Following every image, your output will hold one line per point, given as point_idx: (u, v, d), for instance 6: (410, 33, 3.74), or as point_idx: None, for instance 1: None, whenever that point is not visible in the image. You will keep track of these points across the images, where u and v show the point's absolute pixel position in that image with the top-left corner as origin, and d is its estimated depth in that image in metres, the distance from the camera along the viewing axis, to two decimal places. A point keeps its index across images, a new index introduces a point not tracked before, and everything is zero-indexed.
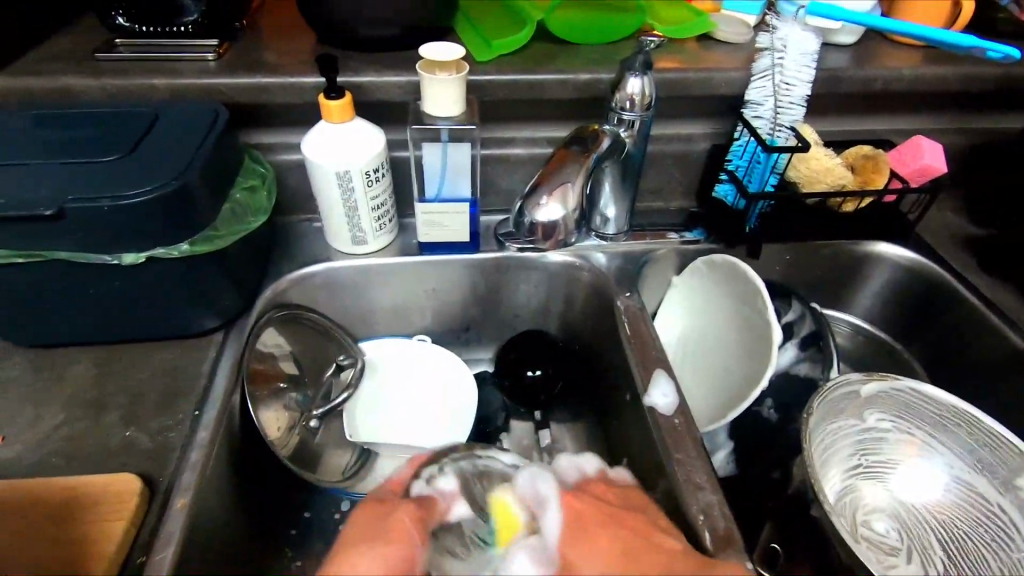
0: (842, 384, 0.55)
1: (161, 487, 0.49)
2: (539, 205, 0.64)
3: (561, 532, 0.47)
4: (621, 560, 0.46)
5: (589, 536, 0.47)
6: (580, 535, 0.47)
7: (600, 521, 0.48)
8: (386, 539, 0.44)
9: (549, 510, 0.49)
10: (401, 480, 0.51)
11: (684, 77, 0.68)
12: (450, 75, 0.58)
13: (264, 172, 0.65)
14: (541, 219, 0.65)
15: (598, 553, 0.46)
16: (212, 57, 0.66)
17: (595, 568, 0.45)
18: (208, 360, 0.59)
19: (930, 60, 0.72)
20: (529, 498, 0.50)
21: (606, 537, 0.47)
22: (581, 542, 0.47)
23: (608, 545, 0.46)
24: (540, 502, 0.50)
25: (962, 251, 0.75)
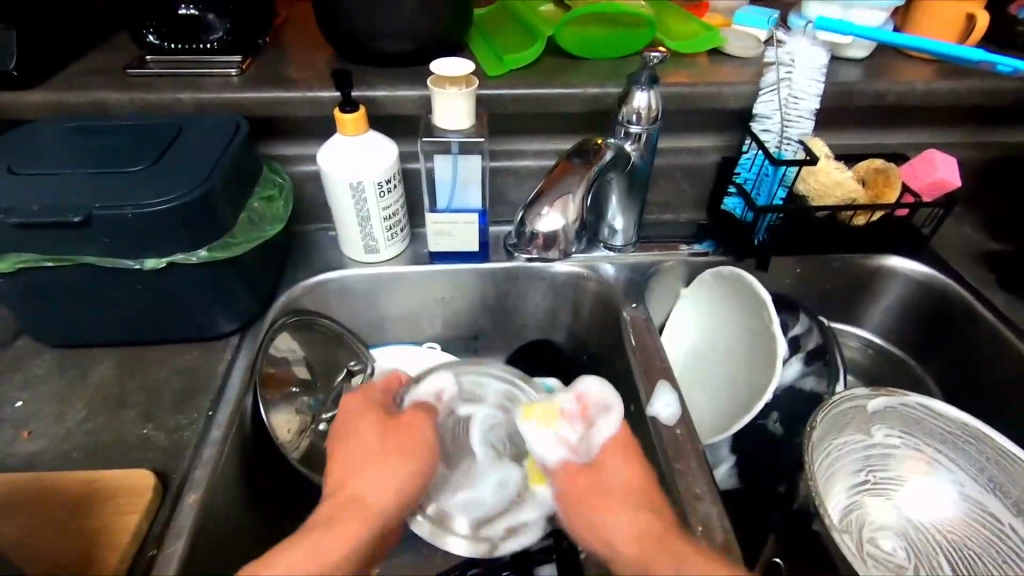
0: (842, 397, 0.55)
1: (174, 483, 0.50)
2: (540, 214, 0.65)
3: (608, 440, 0.54)
4: (629, 498, 0.50)
5: (619, 454, 0.53)
6: (620, 454, 0.53)
7: (636, 456, 0.53)
8: (398, 429, 0.56)
9: (611, 416, 0.56)
10: (378, 393, 0.59)
11: (693, 91, 0.69)
12: (459, 90, 0.60)
13: (282, 183, 0.68)
14: (542, 228, 0.66)
15: (622, 466, 0.52)
16: (235, 72, 0.69)
17: (618, 479, 0.52)
18: (223, 362, 0.61)
19: (943, 74, 0.72)
20: (594, 402, 0.57)
21: (628, 465, 0.52)
22: (592, 486, 0.52)
23: (626, 475, 0.52)
24: (603, 407, 0.56)
25: (978, 268, 0.74)
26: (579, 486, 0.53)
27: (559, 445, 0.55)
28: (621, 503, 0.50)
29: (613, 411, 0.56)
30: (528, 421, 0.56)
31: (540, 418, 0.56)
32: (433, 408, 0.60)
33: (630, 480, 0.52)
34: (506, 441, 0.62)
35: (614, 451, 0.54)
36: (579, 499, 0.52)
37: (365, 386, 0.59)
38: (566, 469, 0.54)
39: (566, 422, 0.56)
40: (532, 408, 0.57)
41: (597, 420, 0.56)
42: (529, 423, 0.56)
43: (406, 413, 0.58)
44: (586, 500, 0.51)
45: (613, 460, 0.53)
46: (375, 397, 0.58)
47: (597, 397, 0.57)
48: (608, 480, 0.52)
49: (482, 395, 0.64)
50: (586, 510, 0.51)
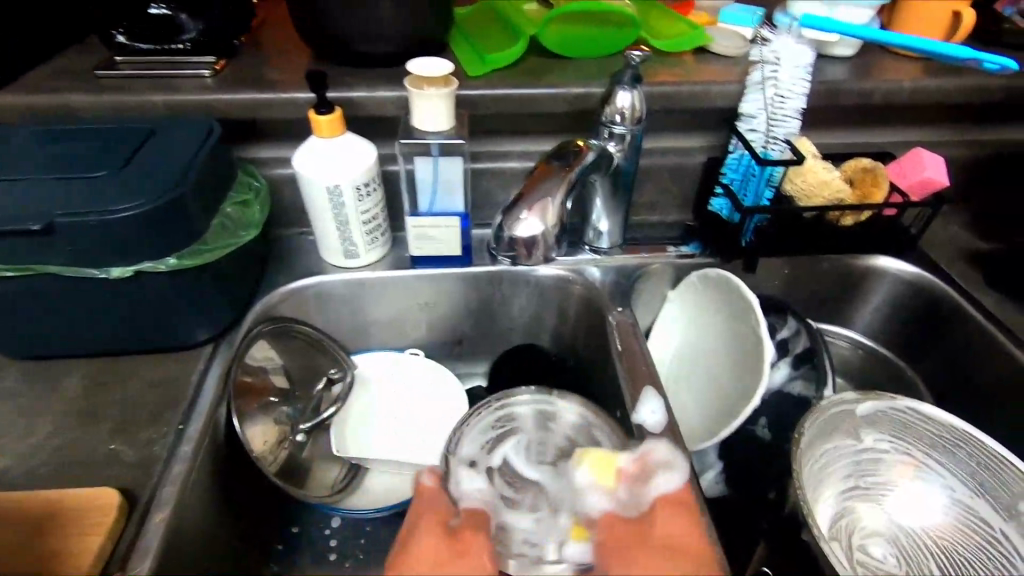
0: (830, 403, 0.53)
1: (141, 501, 0.48)
2: (520, 219, 0.63)
3: (669, 494, 0.47)
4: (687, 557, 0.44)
5: (675, 519, 0.46)
6: (676, 508, 0.47)
7: (688, 515, 0.46)
8: (455, 539, 0.44)
9: (669, 472, 0.49)
10: (438, 502, 0.46)
11: (678, 91, 0.68)
12: (438, 90, 0.58)
13: (259, 186, 0.66)
14: (521, 234, 0.64)
15: (674, 520, 0.46)
16: (209, 73, 0.67)
17: (676, 532, 0.45)
18: (196, 373, 0.59)
19: (930, 72, 0.71)
20: (659, 459, 0.50)
21: (684, 522, 0.46)
22: (633, 542, 0.44)
23: (671, 534, 0.45)
24: (667, 464, 0.50)
25: (968, 267, 0.73)
26: (621, 543, 0.45)
27: (601, 499, 0.47)
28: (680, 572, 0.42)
29: (675, 468, 0.50)
30: (584, 479, 0.49)
31: (613, 472, 0.49)
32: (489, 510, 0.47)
33: (684, 538, 0.45)
34: (550, 450, 0.55)
35: (666, 510, 0.46)
36: (620, 553, 0.44)
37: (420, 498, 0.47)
38: (606, 521, 0.46)
39: (619, 480, 0.48)
40: (585, 454, 0.51)
41: (653, 474, 0.49)
42: (591, 468, 0.49)
43: (463, 523, 0.45)
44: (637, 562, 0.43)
45: (658, 519, 0.46)
46: (439, 501, 0.46)
47: (662, 457, 0.51)
48: (654, 544, 0.44)
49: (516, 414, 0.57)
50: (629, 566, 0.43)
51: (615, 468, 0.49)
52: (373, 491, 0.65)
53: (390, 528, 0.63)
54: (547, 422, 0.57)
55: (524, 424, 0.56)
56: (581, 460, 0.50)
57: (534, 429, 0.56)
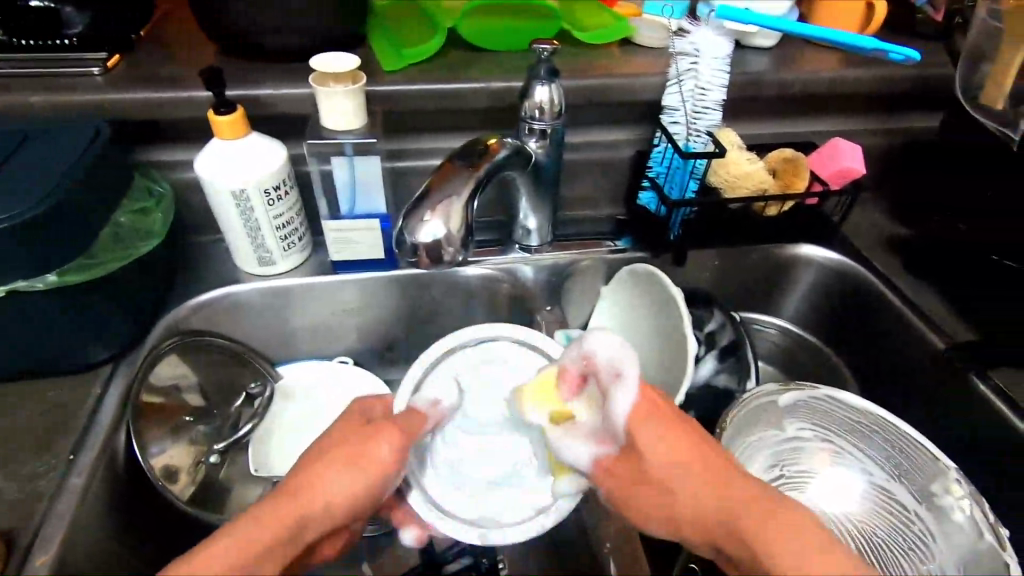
0: (750, 393, 0.54)
1: (21, 543, 0.45)
2: (421, 220, 0.50)
3: (633, 408, 0.42)
4: (687, 467, 0.40)
5: (664, 433, 0.41)
6: (650, 422, 0.42)
7: (665, 417, 0.42)
8: (367, 428, 0.44)
9: (624, 385, 0.43)
10: (360, 418, 0.46)
11: (600, 84, 0.67)
12: (345, 86, 0.56)
13: (160, 192, 0.62)
14: (423, 238, 0.50)
15: (660, 438, 0.41)
16: (98, 71, 0.62)
17: (662, 458, 0.41)
18: (92, 398, 0.55)
19: (846, 62, 0.72)
20: (604, 368, 0.45)
21: (666, 429, 0.41)
22: (634, 478, 0.42)
23: (665, 446, 0.41)
24: (615, 373, 0.44)
25: (887, 253, 0.75)
26: (626, 479, 0.43)
27: (581, 445, 0.45)
28: (687, 482, 0.40)
29: (624, 373, 0.43)
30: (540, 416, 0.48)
31: (563, 406, 0.47)
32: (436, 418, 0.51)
33: (674, 453, 0.41)
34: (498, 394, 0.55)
35: (641, 425, 0.42)
36: (624, 489, 0.43)
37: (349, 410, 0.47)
38: (602, 467, 0.44)
39: (568, 400, 0.47)
40: (525, 392, 0.49)
41: (608, 390, 0.43)
42: (541, 404, 0.48)
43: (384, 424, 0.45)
44: (644, 494, 0.42)
45: (645, 437, 0.41)
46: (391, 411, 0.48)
47: (608, 357, 0.45)
48: (652, 463, 0.41)
49: (459, 369, 0.57)
50: (640, 501, 0.42)
51: (563, 383, 0.48)
52: None
53: None
54: (483, 363, 0.58)
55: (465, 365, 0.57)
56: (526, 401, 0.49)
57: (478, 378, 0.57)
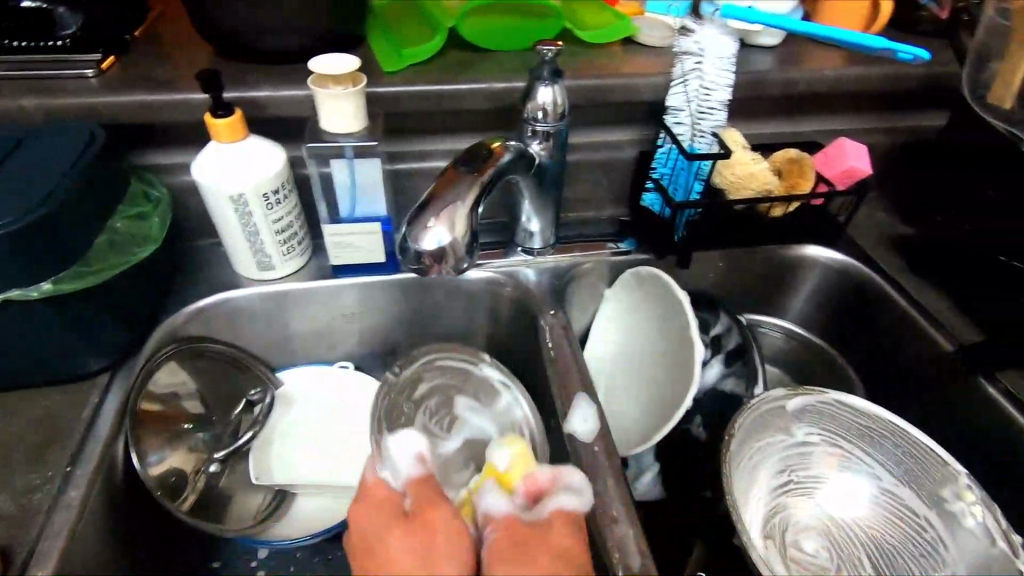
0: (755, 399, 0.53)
1: (18, 557, 0.44)
2: (426, 228, 0.48)
3: (562, 514, 0.46)
4: (567, 565, 0.42)
5: (563, 540, 0.43)
6: (569, 529, 0.45)
7: (581, 534, 0.45)
8: (419, 530, 0.43)
9: (574, 497, 0.47)
10: (393, 502, 0.46)
11: (603, 84, 0.66)
12: (345, 89, 0.55)
13: (157, 197, 0.61)
14: (427, 247, 0.49)
15: (563, 542, 0.43)
16: (92, 73, 0.61)
17: (552, 549, 0.42)
18: (89, 408, 0.54)
19: (851, 61, 0.71)
20: (568, 484, 0.48)
21: (577, 540, 0.44)
22: (523, 544, 0.43)
23: (560, 549, 0.43)
24: (572, 487, 0.48)
25: (892, 253, 0.74)
26: (515, 543, 0.43)
27: (503, 500, 0.47)
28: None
29: (580, 493, 0.48)
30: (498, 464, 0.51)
31: (510, 483, 0.49)
32: (427, 475, 0.48)
33: (570, 556, 0.43)
34: (443, 412, 0.62)
35: (562, 526, 0.45)
36: (506, 553, 0.42)
37: (368, 494, 0.47)
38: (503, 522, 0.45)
39: (518, 484, 0.49)
40: (512, 441, 0.54)
41: (556, 492, 0.47)
42: (509, 449, 0.53)
43: (418, 504, 0.45)
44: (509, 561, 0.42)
45: (560, 530, 0.44)
46: (417, 490, 0.47)
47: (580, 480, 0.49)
48: (545, 545, 0.43)
49: (416, 388, 0.62)
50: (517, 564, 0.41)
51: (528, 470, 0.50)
52: (301, 517, 0.61)
53: (318, 556, 0.59)
54: (420, 388, 0.62)
55: (409, 387, 0.62)
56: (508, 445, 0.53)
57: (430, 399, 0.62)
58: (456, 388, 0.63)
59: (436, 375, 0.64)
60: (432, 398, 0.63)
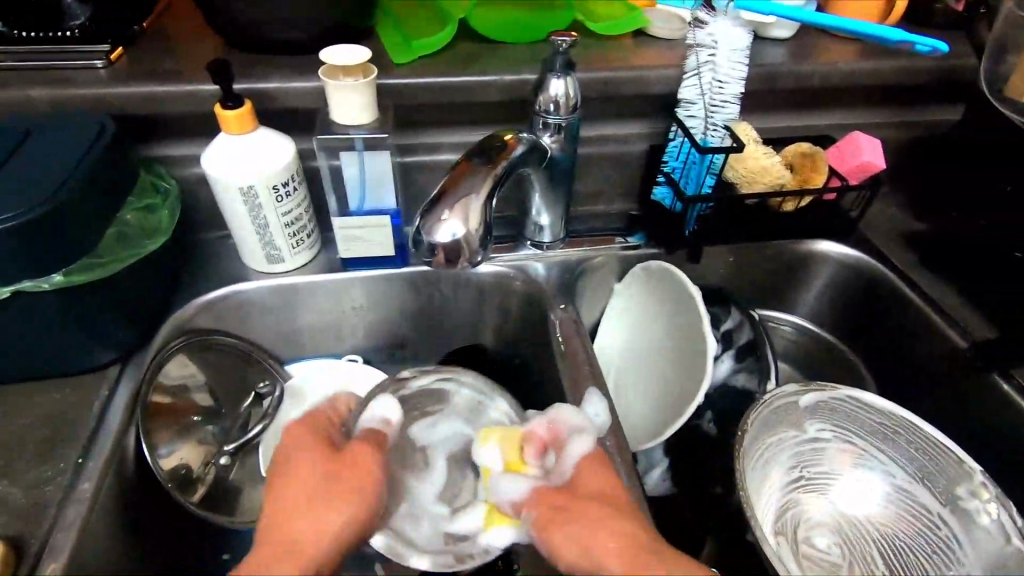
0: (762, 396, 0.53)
1: (30, 550, 0.44)
2: (440, 220, 0.48)
3: (583, 455, 0.49)
4: (610, 502, 0.45)
5: (595, 477, 0.47)
6: (595, 465, 0.48)
7: (607, 466, 0.49)
8: (340, 458, 0.48)
9: (581, 438, 0.51)
10: (326, 429, 0.50)
11: (614, 76, 0.65)
12: (356, 80, 0.54)
13: (166, 189, 0.61)
14: (442, 239, 0.48)
15: (599, 480, 0.47)
16: (101, 63, 0.60)
17: (596, 491, 0.46)
18: (99, 399, 0.54)
19: (866, 54, 0.70)
20: (567, 428, 0.52)
21: (603, 475, 0.48)
22: (565, 505, 0.46)
23: (599, 488, 0.46)
24: (574, 428, 0.52)
25: (905, 248, 0.74)
26: (554, 507, 0.46)
27: (520, 483, 0.49)
28: (617, 517, 0.44)
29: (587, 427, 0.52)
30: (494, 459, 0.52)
31: (512, 461, 0.51)
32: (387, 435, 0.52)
33: (609, 490, 0.47)
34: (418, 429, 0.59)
35: (585, 466, 0.48)
36: (557, 519, 0.45)
37: (311, 415, 0.52)
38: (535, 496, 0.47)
39: (528, 457, 0.51)
40: (490, 432, 0.54)
41: (564, 441, 0.51)
42: (488, 445, 0.53)
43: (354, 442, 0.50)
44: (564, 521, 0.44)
45: (587, 474, 0.48)
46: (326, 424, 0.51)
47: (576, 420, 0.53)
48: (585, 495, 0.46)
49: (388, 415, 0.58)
50: (567, 521, 0.44)
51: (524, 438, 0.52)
52: None
53: None
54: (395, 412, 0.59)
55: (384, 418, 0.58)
56: (488, 438, 0.53)
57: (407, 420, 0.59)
58: (429, 401, 0.61)
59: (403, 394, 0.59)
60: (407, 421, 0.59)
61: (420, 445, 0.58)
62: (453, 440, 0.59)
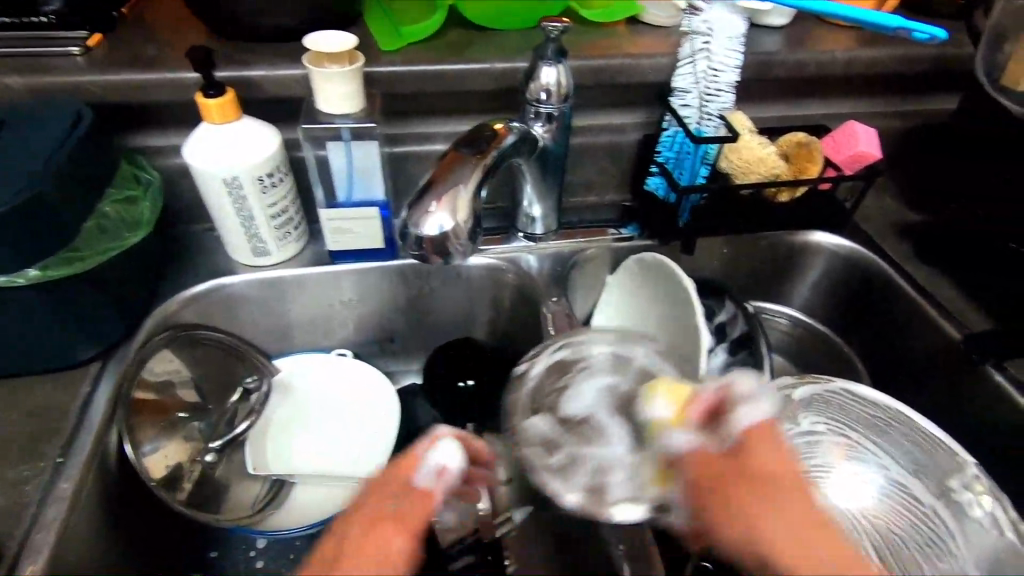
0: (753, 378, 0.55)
1: (8, 552, 0.43)
2: (427, 212, 0.47)
3: (761, 429, 0.42)
4: (798, 492, 0.39)
5: (781, 458, 0.40)
6: (776, 441, 0.41)
7: (783, 444, 0.41)
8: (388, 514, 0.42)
9: (749, 406, 0.42)
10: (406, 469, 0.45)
11: (607, 64, 0.64)
12: (341, 67, 0.53)
13: (149, 180, 0.59)
14: (428, 232, 0.47)
15: (774, 455, 0.40)
16: (78, 51, 0.58)
17: (776, 465, 0.40)
18: (80, 397, 0.52)
19: (862, 42, 0.69)
20: (741, 395, 0.43)
21: (778, 451, 0.41)
22: (723, 476, 0.40)
23: (779, 459, 0.40)
24: (749, 394, 0.43)
25: (900, 239, 0.73)
26: (714, 476, 0.40)
27: (680, 438, 0.43)
28: (789, 504, 0.38)
29: (760, 402, 0.43)
30: (659, 415, 0.44)
31: (670, 412, 0.44)
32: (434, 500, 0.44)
33: (789, 467, 0.40)
34: (569, 390, 0.52)
35: (762, 437, 0.41)
36: (714, 492, 0.40)
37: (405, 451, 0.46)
38: (697, 459, 0.41)
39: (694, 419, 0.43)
40: (655, 386, 0.47)
41: (735, 404, 0.43)
42: (656, 403, 0.45)
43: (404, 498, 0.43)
44: (727, 497, 0.39)
45: (759, 447, 0.41)
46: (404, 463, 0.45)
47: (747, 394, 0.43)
48: (753, 476, 0.39)
49: (527, 376, 0.54)
50: (724, 505, 0.39)
51: (694, 398, 0.44)
52: (298, 507, 0.60)
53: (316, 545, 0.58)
54: (560, 380, 0.53)
55: (540, 395, 0.52)
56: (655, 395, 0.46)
57: (581, 379, 0.53)
58: (570, 372, 0.54)
59: (550, 361, 0.55)
60: (545, 380, 0.53)
61: (579, 417, 0.50)
62: (603, 401, 0.51)
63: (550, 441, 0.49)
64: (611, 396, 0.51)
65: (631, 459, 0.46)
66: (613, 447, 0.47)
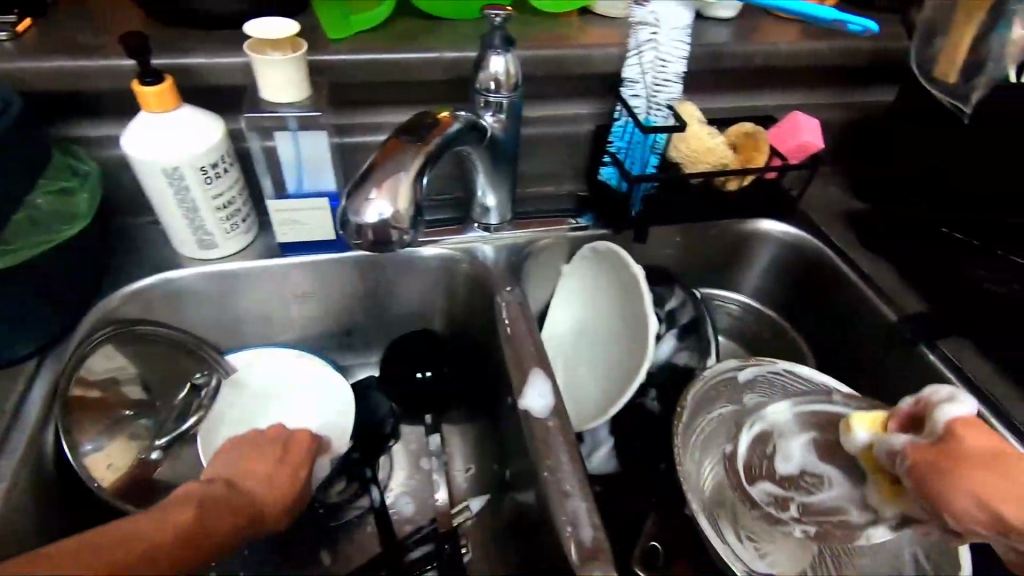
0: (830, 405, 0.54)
1: None
2: (366, 201, 0.47)
3: (969, 420, 0.42)
4: (1002, 468, 0.39)
5: (981, 438, 0.41)
6: (985, 431, 0.42)
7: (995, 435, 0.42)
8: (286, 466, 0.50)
9: (957, 403, 0.43)
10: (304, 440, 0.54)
11: (559, 55, 0.64)
12: (285, 55, 0.52)
13: (86, 171, 0.57)
14: (369, 220, 0.47)
15: (982, 440, 0.41)
16: (6, 36, 0.56)
17: (983, 444, 0.41)
18: (13, 395, 0.50)
19: (806, 35, 0.71)
20: (942, 399, 0.44)
21: (988, 439, 0.41)
22: (943, 457, 0.41)
23: (987, 445, 0.41)
24: (953, 395, 0.44)
25: (844, 227, 0.76)
26: (927, 459, 0.41)
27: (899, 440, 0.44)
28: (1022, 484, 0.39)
29: (965, 398, 0.44)
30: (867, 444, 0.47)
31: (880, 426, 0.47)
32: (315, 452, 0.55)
33: (1000, 450, 0.40)
34: (764, 459, 0.54)
35: (971, 427, 0.42)
36: (935, 469, 0.41)
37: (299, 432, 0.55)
38: (912, 455, 0.42)
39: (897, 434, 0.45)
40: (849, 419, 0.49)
41: (939, 404, 0.44)
42: (866, 426, 0.47)
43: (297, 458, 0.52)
44: (945, 466, 0.40)
45: (966, 437, 0.41)
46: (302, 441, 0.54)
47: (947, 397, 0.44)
48: (973, 464, 0.40)
49: (785, 443, 0.54)
50: (945, 480, 0.40)
51: (891, 419, 0.47)
52: None
53: None
54: (789, 445, 0.54)
55: (754, 465, 0.53)
56: (852, 425, 0.48)
57: (776, 446, 0.54)
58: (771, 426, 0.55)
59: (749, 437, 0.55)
60: (750, 452, 0.54)
61: (794, 473, 0.52)
62: (813, 449, 0.53)
63: (779, 499, 0.51)
64: (818, 443, 0.53)
65: (857, 491, 0.49)
66: (835, 489, 0.50)
